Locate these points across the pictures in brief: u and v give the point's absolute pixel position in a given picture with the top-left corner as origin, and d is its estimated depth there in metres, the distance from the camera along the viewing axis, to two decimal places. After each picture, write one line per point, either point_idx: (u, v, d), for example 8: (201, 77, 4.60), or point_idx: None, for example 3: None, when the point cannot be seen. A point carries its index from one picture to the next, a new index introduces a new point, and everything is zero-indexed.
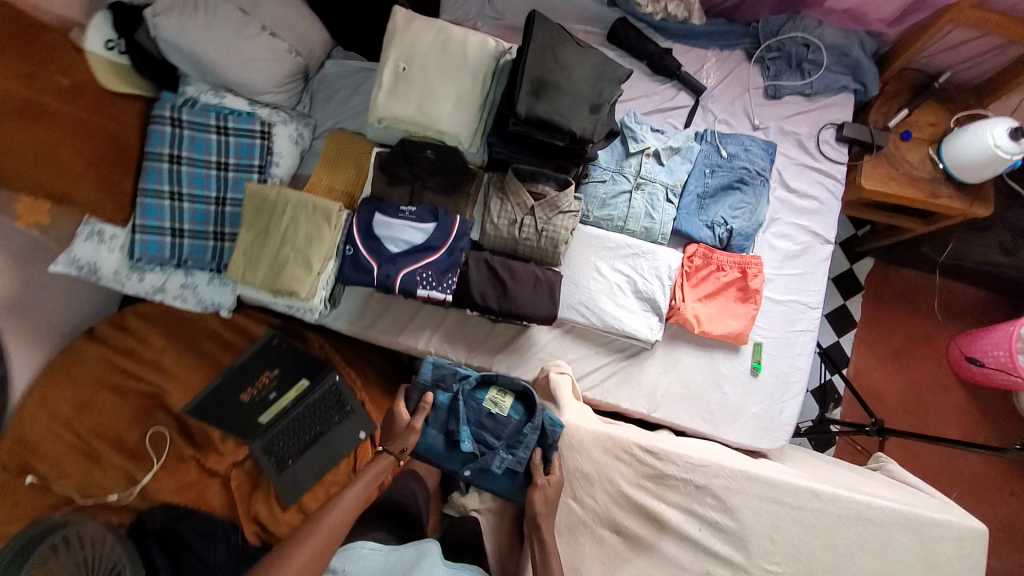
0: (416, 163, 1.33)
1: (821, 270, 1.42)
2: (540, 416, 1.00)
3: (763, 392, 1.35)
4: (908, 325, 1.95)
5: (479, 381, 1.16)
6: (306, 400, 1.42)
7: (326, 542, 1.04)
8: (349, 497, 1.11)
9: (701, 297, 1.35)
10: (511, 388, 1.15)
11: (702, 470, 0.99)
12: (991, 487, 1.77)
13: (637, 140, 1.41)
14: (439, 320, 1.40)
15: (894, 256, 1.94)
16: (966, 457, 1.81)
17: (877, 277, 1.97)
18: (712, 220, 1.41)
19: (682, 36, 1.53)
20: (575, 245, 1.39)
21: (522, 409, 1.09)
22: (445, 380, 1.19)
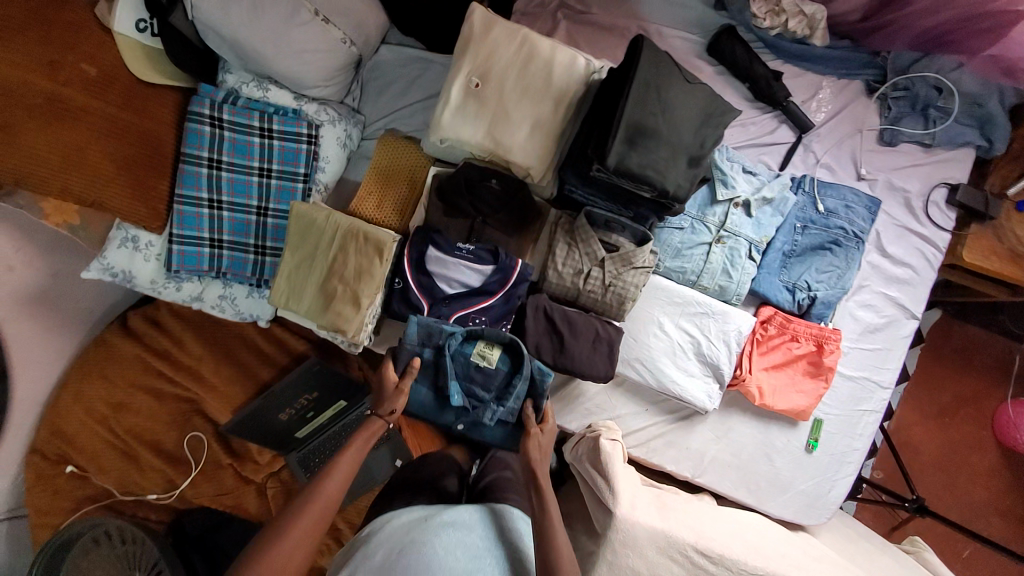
0: (478, 194, 1.21)
1: (901, 348, 1.30)
2: (529, 367, 1.11)
3: (815, 472, 1.29)
4: (957, 383, 1.82)
5: (466, 337, 1.13)
6: (344, 419, 1.42)
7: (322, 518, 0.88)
8: (343, 470, 0.95)
9: (768, 367, 1.26)
10: (497, 341, 1.12)
11: None
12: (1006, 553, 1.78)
13: (727, 185, 1.25)
14: None
15: (963, 311, 1.80)
16: (988, 522, 1.80)
17: (939, 329, 1.82)
18: (794, 283, 1.26)
19: (797, 57, 1.35)
20: (641, 297, 1.28)
21: (507, 358, 1.13)
22: (433, 337, 1.14)
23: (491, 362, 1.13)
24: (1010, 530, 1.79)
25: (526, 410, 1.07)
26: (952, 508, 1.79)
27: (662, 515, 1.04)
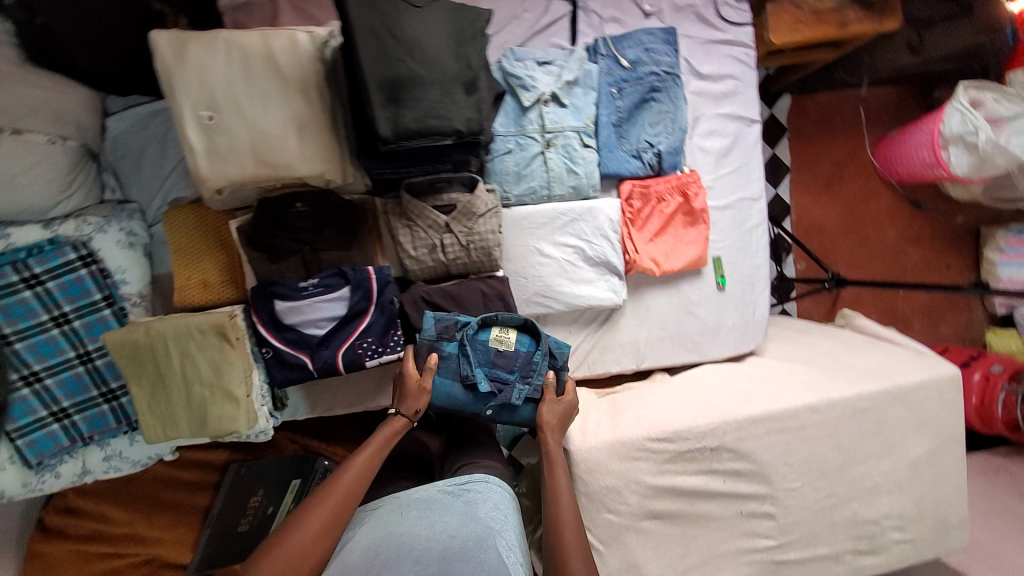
0: (290, 224, 1.07)
1: (755, 157, 1.35)
2: (547, 343, 1.10)
3: (732, 302, 1.35)
4: (832, 149, 1.91)
5: (481, 324, 1.10)
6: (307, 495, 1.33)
7: (334, 515, 0.87)
8: (362, 461, 0.95)
9: (651, 237, 1.28)
10: (513, 324, 1.10)
11: (712, 433, 1.03)
12: (928, 271, 1.98)
13: (528, 88, 1.19)
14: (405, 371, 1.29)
15: (806, 85, 1.87)
16: (905, 253, 1.98)
17: (794, 111, 1.89)
18: (637, 147, 1.26)
19: None
20: (507, 237, 1.23)
21: (528, 338, 1.11)
22: (448, 332, 1.10)
23: (510, 345, 1.10)
24: (920, 247, 1.98)
25: (552, 377, 1.06)
26: (871, 258, 1.95)
27: (614, 424, 1.06)
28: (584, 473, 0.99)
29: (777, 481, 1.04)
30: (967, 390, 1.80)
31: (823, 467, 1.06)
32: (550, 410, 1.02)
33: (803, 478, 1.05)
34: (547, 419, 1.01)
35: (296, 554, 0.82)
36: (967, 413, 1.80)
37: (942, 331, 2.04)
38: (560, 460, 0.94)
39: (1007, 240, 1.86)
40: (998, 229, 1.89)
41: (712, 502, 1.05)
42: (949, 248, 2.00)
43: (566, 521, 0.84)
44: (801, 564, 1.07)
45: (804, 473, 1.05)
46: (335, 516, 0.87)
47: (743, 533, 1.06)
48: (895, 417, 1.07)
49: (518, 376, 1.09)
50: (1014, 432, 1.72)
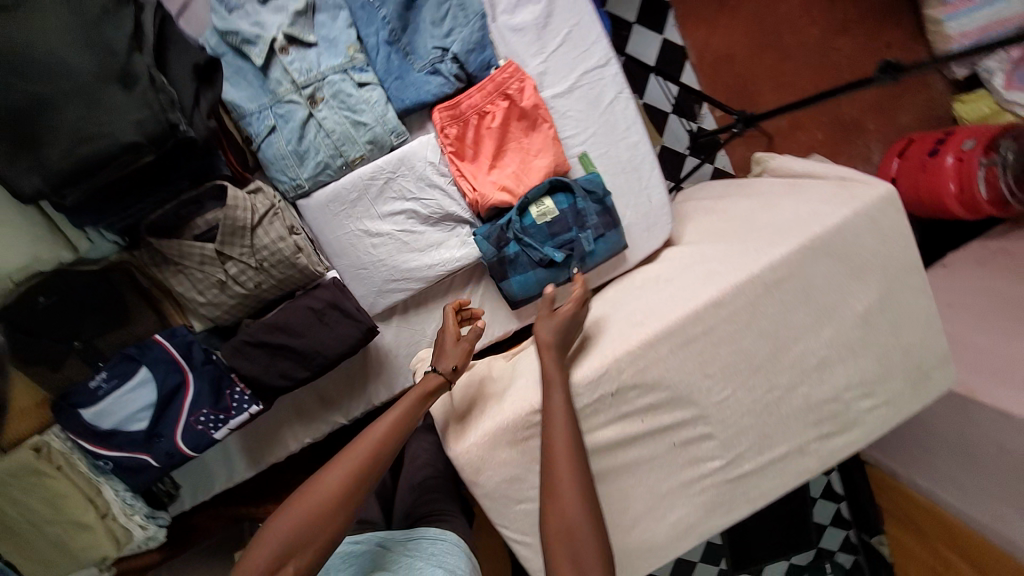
0: (45, 323, 0.87)
1: (585, 10, 1.06)
2: (579, 186, 1.05)
3: (620, 199, 1.12)
4: None
5: (519, 211, 1.03)
6: None
7: (367, 462, 0.76)
8: (395, 417, 0.81)
9: (491, 164, 1.03)
10: (542, 190, 1.03)
11: (606, 377, 0.85)
12: (868, 59, 1.65)
13: (251, 40, 0.90)
14: (289, 412, 1.14)
15: None
16: (837, 48, 1.64)
17: None
18: (431, 61, 0.98)
19: None
20: (321, 233, 1.01)
21: (563, 194, 1.05)
22: (503, 240, 1.03)
23: (551, 209, 1.04)
24: (851, 35, 1.64)
25: (549, 292, 0.90)
26: (800, 70, 1.62)
27: (500, 401, 0.89)
28: (473, 475, 0.85)
29: (701, 398, 0.89)
30: (941, 179, 1.49)
31: (755, 363, 0.88)
32: (546, 329, 0.86)
33: (734, 384, 0.89)
34: (543, 337, 0.86)
35: (310, 515, 0.72)
36: (947, 206, 1.50)
37: (905, 120, 1.74)
38: (557, 380, 0.82)
39: None
40: None
41: (639, 445, 0.91)
42: (885, 23, 1.66)
43: (561, 464, 0.76)
44: (765, 473, 0.94)
45: (733, 379, 0.88)
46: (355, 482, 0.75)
47: (688, 464, 0.92)
48: (824, 275, 0.87)
49: (578, 229, 1.05)
50: (1001, 210, 1.46)
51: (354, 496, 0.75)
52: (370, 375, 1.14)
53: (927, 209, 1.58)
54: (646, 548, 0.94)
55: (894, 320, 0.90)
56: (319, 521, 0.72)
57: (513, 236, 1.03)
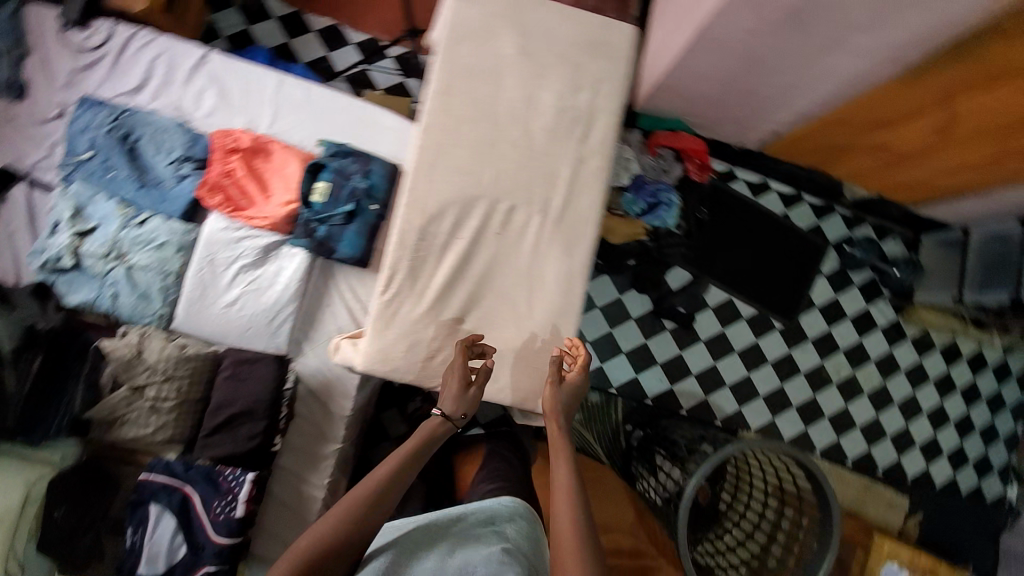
0: (68, 530, 1.12)
1: (244, 67, 1.41)
2: (328, 158, 1.31)
3: (368, 144, 1.38)
4: None
5: (305, 204, 1.28)
6: None
7: (359, 511, 0.86)
8: (386, 470, 0.91)
9: (265, 194, 1.31)
10: (307, 179, 1.28)
11: (406, 232, 1.05)
12: None
13: (61, 256, 1.25)
14: (296, 470, 1.30)
15: None
16: None
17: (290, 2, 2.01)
18: (170, 176, 1.32)
19: None
20: (203, 330, 1.28)
21: (323, 171, 1.29)
22: (310, 229, 1.27)
23: (323, 186, 1.28)
24: None
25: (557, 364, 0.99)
26: None
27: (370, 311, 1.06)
28: (383, 365, 1.02)
29: (479, 188, 1.08)
30: None
31: (491, 139, 1.09)
32: (553, 396, 0.96)
33: (493, 162, 1.09)
34: (548, 403, 0.97)
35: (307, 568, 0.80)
36: None
37: None
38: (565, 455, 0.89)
39: None
40: None
41: (477, 254, 1.08)
42: None
43: (563, 527, 0.79)
44: (575, 194, 1.11)
45: (487, 160, 1.09)
46: (344, 522, 0.84)
47: (522, 235, 1.09)
48: (473, 55, 1.10)
49: (348, 182, 1.29)
50: None
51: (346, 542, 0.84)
52: (324, 396, 1.32)
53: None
54: (553, 312, 1.08)
55: (546, 37, 1.13)
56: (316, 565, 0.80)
57: (314, 223, 1.28)
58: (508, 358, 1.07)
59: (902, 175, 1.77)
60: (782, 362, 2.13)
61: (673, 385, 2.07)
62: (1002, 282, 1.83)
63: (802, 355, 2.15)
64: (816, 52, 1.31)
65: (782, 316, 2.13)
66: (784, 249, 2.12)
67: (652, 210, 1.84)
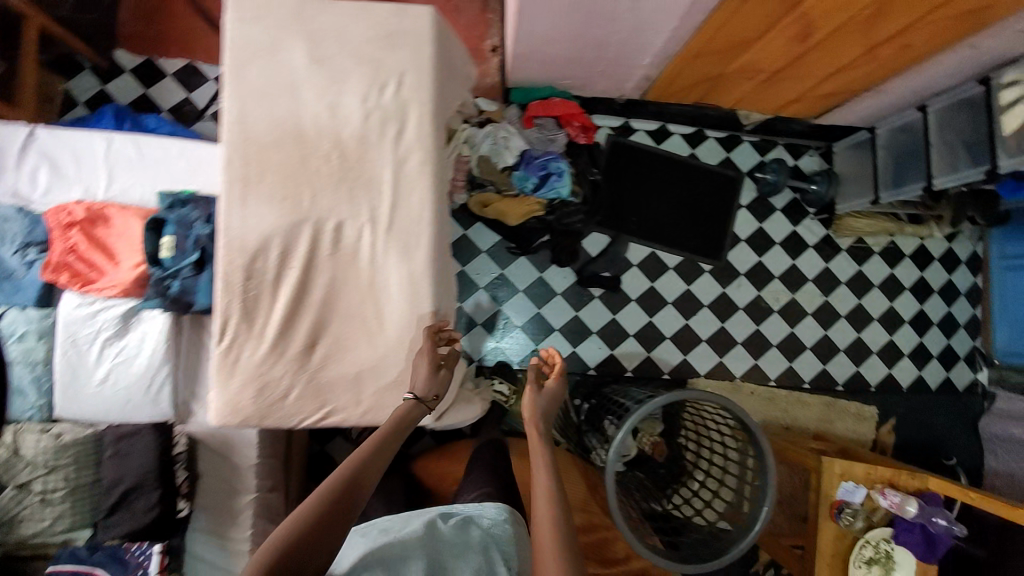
0: None
1: (66, 134, 1.34)
2: (167, 211, 1.25)
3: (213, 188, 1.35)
4: (179, 19, 1.93)
5: (152, 263, 1.23)
6: None
7: (365, 469, 0.83)
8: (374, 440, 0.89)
9: (113, 261, 1.27)
10: (149, 237, 1.24)
11: (235, 275, 1.02)
12: None
13: None
14: (211, 529, 1.28)
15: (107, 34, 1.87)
16: None
17: (134, 46, 1.91)
18: (13, 262, 1.27)
19: None
20: (84, 413, 1.25)
21: (164, 224, 1.24)
22: (162, 287, 1.23)
23: (166, 241, 1.23)
24: None
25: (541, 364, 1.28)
26: None
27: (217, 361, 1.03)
28: (238, 413, 1.01)
29: (298, 212, 1.04)
30: None
31: (301, 159, 1.05)
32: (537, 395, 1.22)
33: (308, 182, 1.04)
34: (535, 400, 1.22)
35: (320, 516, 0.74)
36: None
37: None
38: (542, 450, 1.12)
39: None
40: None
41: (312, 280, 1.04)
42: None
43: (543, 499, 0.99)
44: (401, 195, 1.06)
45: (301, 181, 1.04)
46: (354, 478, 0.81)
47: (356, 249, 1.05)
48: (263, 75, 1.05)
49: (191, 231, 1.24)
50: None
51: (356, 493, 0.80)
52: (223, 451, 1.29)
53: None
54: (405, 321, 1.05)
55: (338, 38, 1.08)
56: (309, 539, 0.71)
57: (168, 280, 1.23)
58: (366, 378, 1.04)
59: (788, 88, 1.70)
60: (718, 303, 2.13)
61: (614, 350, 2.05)
62: (914, 176, 1.77)
63: (736, 291, 2.15)
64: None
65: (709, 257, 2.12)
66: (696, 191, 2.11)
67: (544, 181, 1.77)
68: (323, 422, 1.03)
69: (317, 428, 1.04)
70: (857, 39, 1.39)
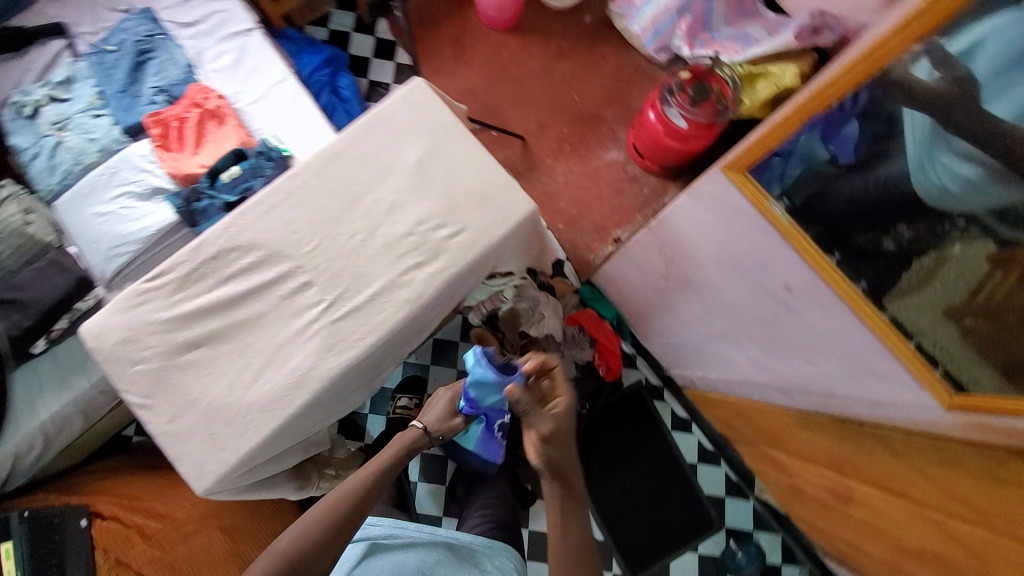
0: None
1: (262, 51, 1.63)
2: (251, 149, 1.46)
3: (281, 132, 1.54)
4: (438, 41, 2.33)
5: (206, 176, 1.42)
6: (15, 551, 1.32)
7: (377, 474, 1.19)
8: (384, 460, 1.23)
9: (193, 150, 1.47)
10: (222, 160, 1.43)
11: (202, 246, 1.09)
12: (572, 77, 2.32)
13: (27, 102, 1.57)
14: (37, 386, 1.42)
15: (387, 8, 2.32)
16: (539, 80, 2.33)
17: (395, 29, 2.33)
18: (149, 95, 1.55)
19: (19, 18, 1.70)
20: (70, 222, 1.46)
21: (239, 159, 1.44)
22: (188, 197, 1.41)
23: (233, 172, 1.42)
24: (562, 59, 2.35)
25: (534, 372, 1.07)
26: (519, 92, 2.31)
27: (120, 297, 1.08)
28: (93, 340, 1.05)
29: (293, 251, 1.10)
30: (652, 126, 1.97)
31: (333, 215, 1.13)
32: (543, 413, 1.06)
33: (316, 238, 1.12)
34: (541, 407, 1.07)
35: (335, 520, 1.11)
36: (664, 139, 1.96)
37: (620, 113, 2.29)
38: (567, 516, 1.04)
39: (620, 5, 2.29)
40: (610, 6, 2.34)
41: (249, 302, 1.09)
42: (580, 52, 2.36)
43: (562, 564, 0.99)
44: (369, 307, 1.09)
45: (311, 233, 1.11)
46: (365, 483, 1.17)
47: (300, 313, 1.08)
48: (374, 142, 1.18)
49: (251, 177, 1.41)
50: (698, 128, 1.88)
51: (356, 510, 1.14)
52: None
53: (662, 151, 2.01)
54: (266, 399, 1.04)
55: (457, 168, 1.18)
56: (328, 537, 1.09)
57: (202, 195, 1.41)
58: (200, 409, 1.04)
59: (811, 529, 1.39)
60: None
61: None
62: None
63: None
64: (713, 331, 1.24)
65: (625, 564, 1.83)
66: (668, 498, 1.90)
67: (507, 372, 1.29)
68: (137, 409, 1.04)
69: (128, 406, 1.05)
70: (859, 558, 1.20)
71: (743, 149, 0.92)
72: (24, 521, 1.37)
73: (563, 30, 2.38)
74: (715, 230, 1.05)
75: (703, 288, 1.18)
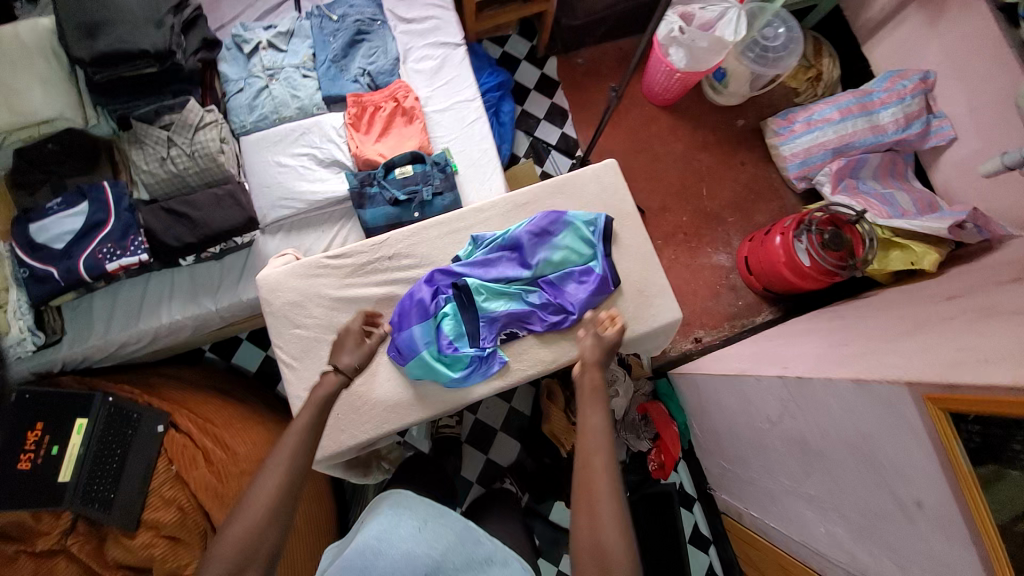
0: (47, 159, 1.47)
1: (462, 69, 1.74)
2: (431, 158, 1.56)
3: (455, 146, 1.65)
4: (600, 94, 2.42)
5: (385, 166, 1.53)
6: (94, 432, 1.43)
7: (295, 455, 0.91)
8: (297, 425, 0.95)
9: (377, 137, 1.59)
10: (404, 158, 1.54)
11: (384, 244, 1.22)
12: (708, 174, 2.39)
13: (248, 41, 1.65)
14: (168, 290, 1.52)
15: (564, 49, 2.41)
16: (676, 165, 2.41)
17: (564, 70, 2.43)
18: (354, 74, 1.67)
19: None
20: (250, 161, 1.60)
21: (419, 163, 1.55)
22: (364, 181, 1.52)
23: (409, 171, 1.52)
24: (703, 153, 2.42)
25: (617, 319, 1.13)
26: (653, 170, 2.39)
27: (302, 263, 1.21)
28: (267, 292, 1.17)
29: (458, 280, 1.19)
30: (775, 252, 1.99)
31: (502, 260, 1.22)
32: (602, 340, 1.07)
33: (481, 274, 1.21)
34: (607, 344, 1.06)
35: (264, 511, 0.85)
36: (783, 272, 1.97)
37: (740, 222, 2.34)
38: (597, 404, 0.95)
39: (777, 124, 2.32)
40: (767, 122, 2.38)
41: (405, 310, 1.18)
42: (722, 154, 2.43)
43: (591, 458, 0.88)
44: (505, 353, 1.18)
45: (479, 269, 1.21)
46: (289, 468, 0.90)
47: None
48: (558, 207, 1.26)
49: (423, 185, 1.52)
50: (823, 275, 1.91)
51: (282, 498, 0.87)
52: (240, 275, 1.53)
53: (772, 276, 2.04)
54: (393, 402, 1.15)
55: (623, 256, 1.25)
56: (264, 535, 0.84)
57: (373, 183, 1.53)
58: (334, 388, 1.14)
59: None
60: None
61: None
62: None
63: None
64: (795, 487, 1.28)
65: None
66: None
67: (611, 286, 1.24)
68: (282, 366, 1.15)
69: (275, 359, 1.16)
70: None
71: (952, 396, 0.88)
72: (106, 406, 1.46)
73: (714, 127, 2.45)
74: (854, 413, 1.08)
75: (805, 447, 1.22)
